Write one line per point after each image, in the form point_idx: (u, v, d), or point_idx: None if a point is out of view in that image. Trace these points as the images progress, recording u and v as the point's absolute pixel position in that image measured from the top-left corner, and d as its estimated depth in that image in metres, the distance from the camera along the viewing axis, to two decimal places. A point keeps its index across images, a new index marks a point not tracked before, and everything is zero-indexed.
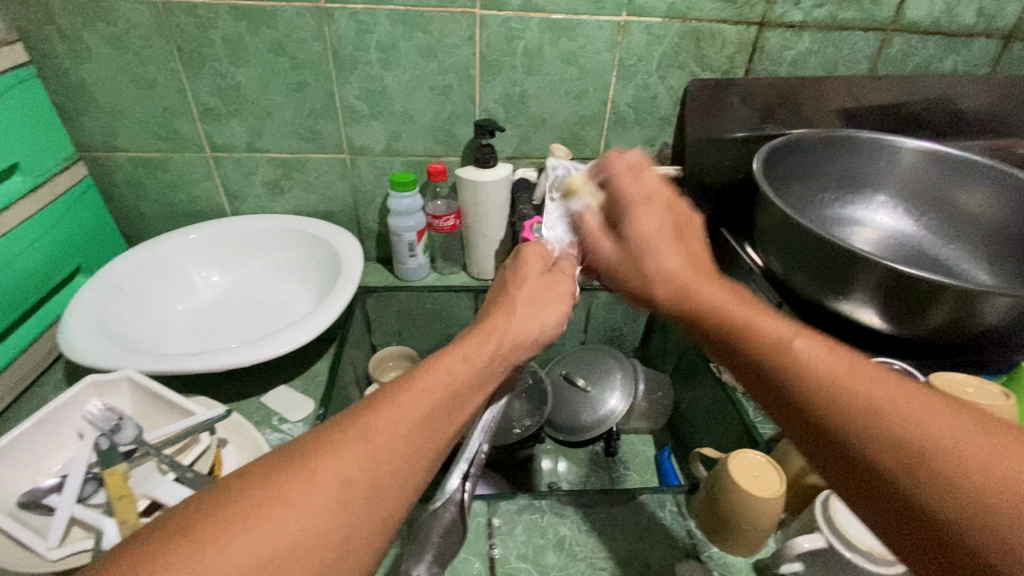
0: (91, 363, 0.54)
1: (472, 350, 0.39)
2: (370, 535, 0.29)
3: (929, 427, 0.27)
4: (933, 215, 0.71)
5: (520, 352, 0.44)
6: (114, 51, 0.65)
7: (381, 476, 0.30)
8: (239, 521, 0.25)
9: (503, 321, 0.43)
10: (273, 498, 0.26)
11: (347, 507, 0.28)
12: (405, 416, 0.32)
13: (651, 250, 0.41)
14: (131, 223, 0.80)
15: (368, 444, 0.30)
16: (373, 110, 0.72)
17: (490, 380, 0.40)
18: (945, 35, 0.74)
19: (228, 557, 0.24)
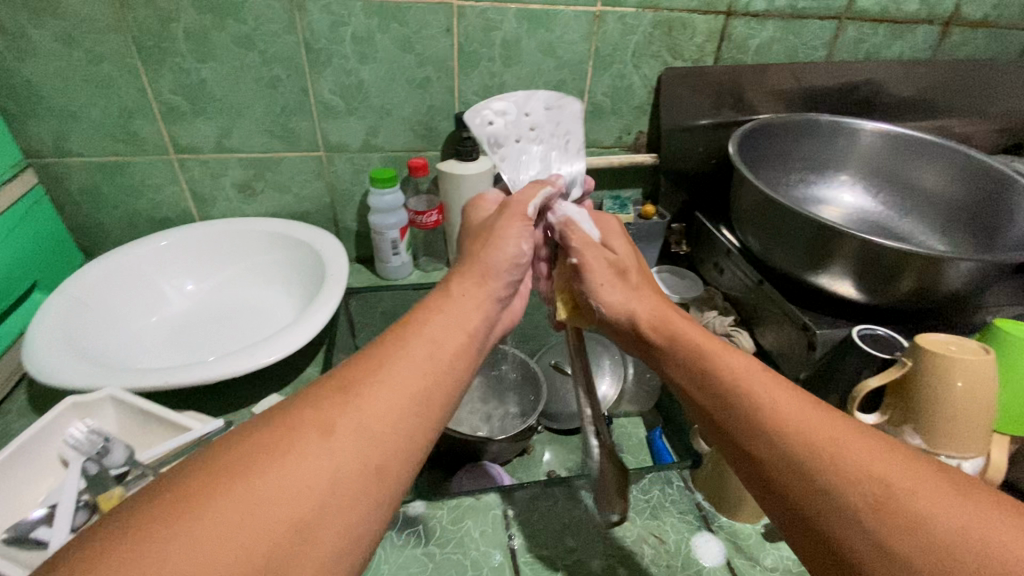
0: (62, 382, 0.51)
1: (447, 300, 0.39)
2: (365, 480, 0.28)
3: (877, 467, 0.28)
4: (891, 191, 0.76)
5: (496, 282, 0.43)
6: (66, 49, 0.60)
7: (368, 421, 0.30)
8: (230, 477, 0.26)
9: (475, 266, 0.43)
10: (259, 448, 0.27)
11: (332, 452, 0.28)
12: (387, 368, 0.32)
13: (632, 280, 0.48)
14: (88, 234, 0.74)
15: (351, 396, 0.30)
16: (348, 105, 0.70)
17: (470, 321, 0.38)
18: (892, 22, 0.79)
19: (216, 505, 0.24)
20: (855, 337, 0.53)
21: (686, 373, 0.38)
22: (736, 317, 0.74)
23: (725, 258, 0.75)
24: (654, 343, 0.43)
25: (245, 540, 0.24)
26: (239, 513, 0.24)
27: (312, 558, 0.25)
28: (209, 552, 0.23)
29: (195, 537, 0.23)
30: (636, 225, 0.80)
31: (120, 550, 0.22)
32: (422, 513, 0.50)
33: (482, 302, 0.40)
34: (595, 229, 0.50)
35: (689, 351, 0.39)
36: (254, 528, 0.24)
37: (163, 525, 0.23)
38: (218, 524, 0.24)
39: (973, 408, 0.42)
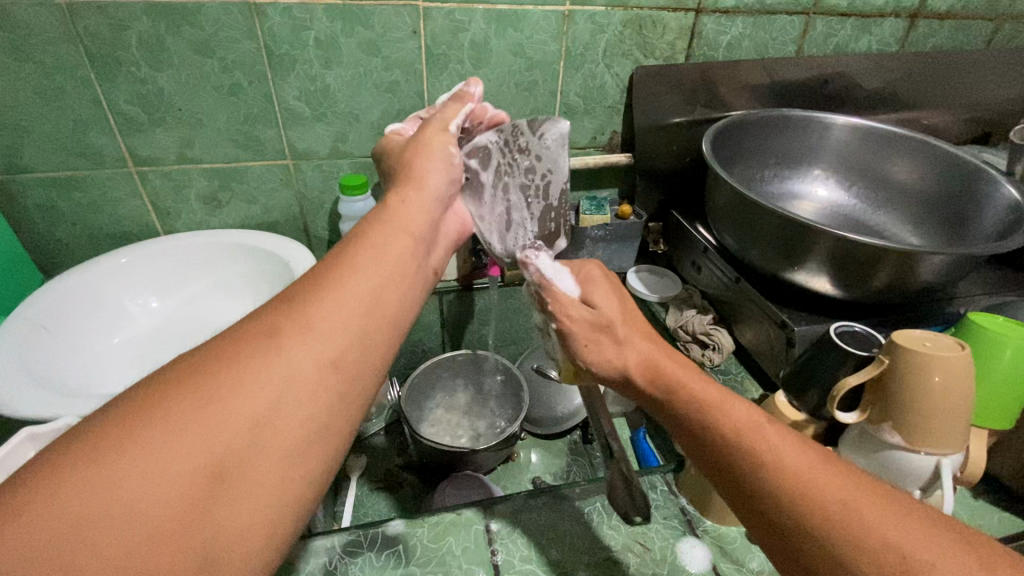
0: (17, 412, 0.48)
1: (388, 210, 0.40)
2: (322, 372, 0.29)
3: (893, 536, 0.27)
4: (862, 184, 0.76)
5: (434, 183, 0.44)
6: (13, 61, 0.57)
7: (318, 321, 0.30)
8: (188, 383, 0.26)
9: (412, 179, 0.43)
10: (214, 357, 0.27)
11: (285, 353, 0.28)
12: (334, 279, 0.32)
13: (621, 332, 0.42)
14: (47, 252, 0.71)
15: (300, 304, 0.30)
16: (315, 111, 0.68)
17: (411, 228, 0.39)
18: (859, 16, 0.79)
19: (176, 408, 0.25)
20: (833, 336, 0.52)
21: (689, 423, 0.37)
22: (714, 315, 0.73)
23: (702, 256, 0.75)
24: (650, 392, 0.40)
25: (211, 436, 0.25)
26: (198, 415, 0.25)
27: (278, 446, 0.27)
28: (171, 449, 0.24)
29: (159, 436, 0.24)
30: (614, 226, 0.79)
31: (81, 460, 0.23)
32: (401, 532, 0.48)
33: (423, 207, 0.42)
34: (575, 285, 0.44)
35: (690, 402, 0.37)
36: (216, 421, 0.25)
37: (127, 425, 0.24)
38: (179, 424, 0.24)
39: (953, 417, 0.42)
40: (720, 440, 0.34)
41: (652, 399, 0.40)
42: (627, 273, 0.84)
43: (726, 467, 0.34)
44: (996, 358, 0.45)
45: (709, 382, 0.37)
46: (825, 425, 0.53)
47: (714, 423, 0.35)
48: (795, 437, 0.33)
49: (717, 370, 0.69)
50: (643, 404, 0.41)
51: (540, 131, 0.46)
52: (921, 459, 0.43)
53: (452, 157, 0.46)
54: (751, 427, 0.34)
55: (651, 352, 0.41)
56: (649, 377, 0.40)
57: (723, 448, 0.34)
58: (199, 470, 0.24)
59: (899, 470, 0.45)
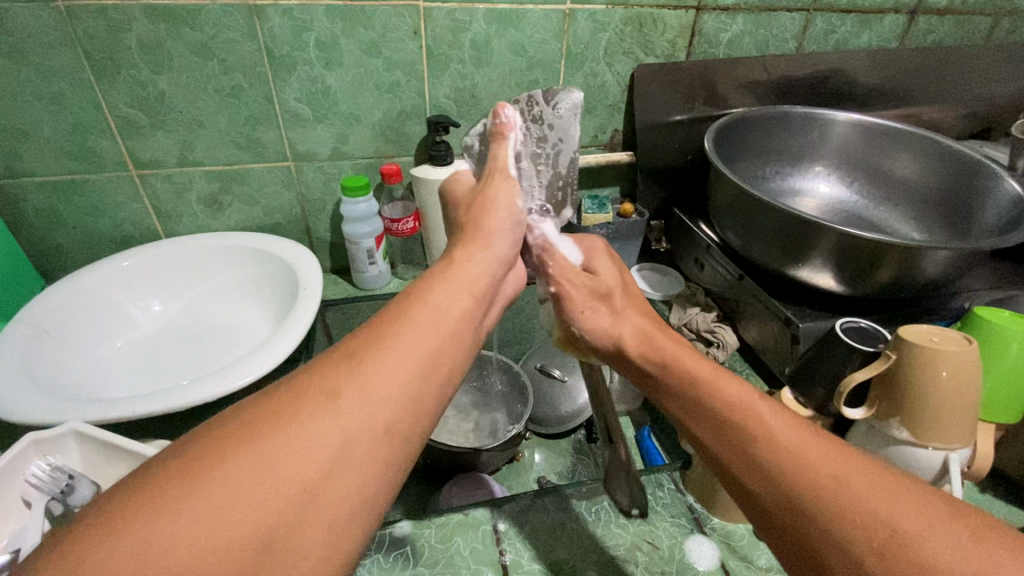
0: (20, 416, 0.48)
1: (451, 269, 0.40)
2: (376, 442, 0.28)
3: (881, 508, 0.27)
4: (864, 181, 0.76)
5: (498, 244, 0.44)
6: (12, 64, 0.57)
7: (376, 384, 0.29)
8: (246, 443, 0.25)
9: (479, 238, 0.43)
10: (271, 411, 0.27)
11: (343, 413, 0.28)
12: (395, 338, 0.32)
13: (617, 303, 0.50)
14: (48, 257, 0.71)
15: (361, 362, 0.30)
16: (316, 112, 0.67)
17: (471, 287, 0.39)
18: (860, 12, 0.79)
19: (233, 470, 0.24)
20: (837, 331, 0.52)
21: (685, 401, 0.38)
22: (718, 312, 0.73)
23: (704, 253, 0.75)
24: (646, 367, 0.43)
25: (263, 501, 0.24)
26: (254, 480, 0.24)
27: (326, 515, 0.25)
28: (224, 514, 0.23)
29: (215, 496, 0.23)
30: (616, 224, 0.79)
31: (135, 514, 0.22)
32: (409, 533, 0.48)
33: (485, 264, 0.42)
34: (573, 255, 0.53)
35: (687, 381, 0.39)
36: (271, 487, 0.24)
37: (183, 485, 0.23)
38: (234, 490, 0.24)
39: (955, 402, 0.42)
40: (713, 418, 0.36)
41: (647, 373, 0.43)
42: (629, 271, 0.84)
43: (716, 443, 0.35)
44: (1003, 351, 0.45)
45: (712, 367, 0.39)
46: (831, 421, 0.53)
47: (709, 403, 0.36)
48: (788, 416, 0.34)
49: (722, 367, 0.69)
50: (634, 377, 0.45)
51: (554, 102, 0.56)
52: (928, 455, 0.44)
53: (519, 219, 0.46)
54: (744, 405, 0.35)
55: (641, 327, 0.47)
56: (641, 349, 0.45)
57: (717, 426, 0.35)
58: (247, 535, 0.23)
59: (907, 463, 0.44)
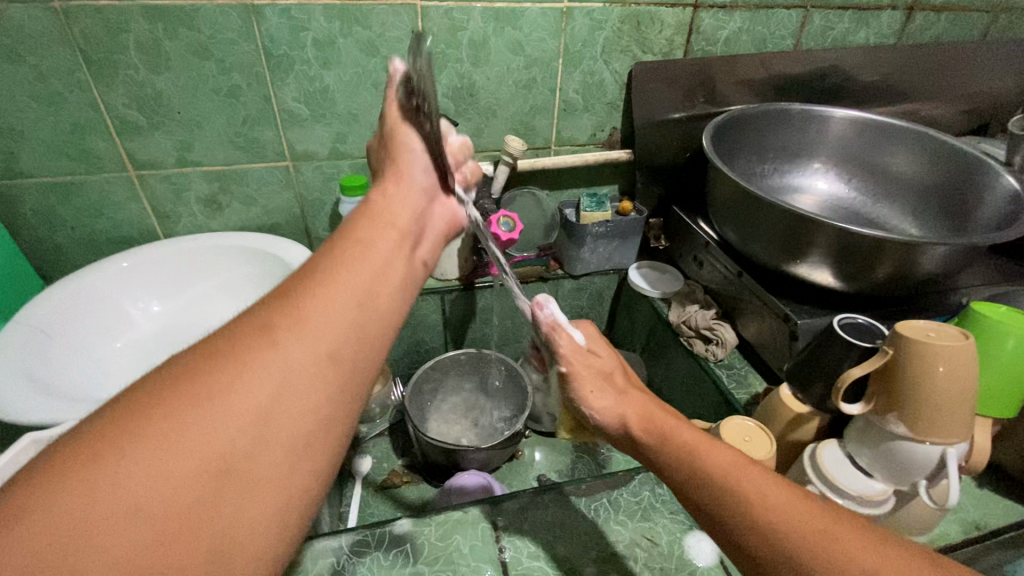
0: (22, 419, 0.48)
1: (370, 212, 0.41)
2: (317, 367, 0.29)
3: (870, 562, 0.28)
4: (862, 177, 0.76)
5: (413, 180, 0.44)
6: (9, 65, 0.57)
7: (309, 316, 0.30)
8: (187, 381, 0.26)
9: (395, 178, 0.44)
10: (210, 353, 0.28)
11: (279, 346, 0.28)
12: (325, 276, 0.33)
13: (620, 382, 0.45)
14: (47, 258, 0.71)
15: (290, 302, 0.31)
16: (314, 112, 0.67)
17: (393, 225, 0.40)
18: (857, 8, 0.79)
19: (176, 404, 0.25)
20: (835, 326, 0.52)
21: (678, 468, 0.37)
22: (717, 309, 0.73)
23: (703, 251, 0.75)
24: (646, 443, 0.40)
25: (213, 432, 0.25)
26: (198, 409, 0.25)
27: (280, 437, 0.27)
28: (174, 444, 0.24)
29: (157, 434, 0.24)
30: (614, 222, 0.79)
31: (86, 464, 0.23)
32: (409, 531, 0.48)
33: (406, 201, 0.43)
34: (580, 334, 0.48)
35: (674, 447, 0.38)
36: (217, 414, 0.26)
37: (125, 426, 0.24)
38: (181, 419, 0.25)
39: (952, 405, 0.42)
40: (706, 484, 0.35)
41: (643, 446, 0.40)
42: (628, 269, 0.84)
43: (710, 507, 0.34)
44: (1000, 346, 0.45)
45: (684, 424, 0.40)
46: (829, 417, 0.53)
47: (700, 469, 0.36)
48: (772, 474, 0.34)
49: (721, 365, 0.69)
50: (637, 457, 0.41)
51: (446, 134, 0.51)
52: (926, 450, 0.43)
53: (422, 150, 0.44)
54: (731, 465, 0.35)
55: (642, 400, 0.43)
56: (636, 416, 0.42)
57: (709, 490, 0.35)
58: (199, 459, 0.24)
59: (904, 462, 0.44)
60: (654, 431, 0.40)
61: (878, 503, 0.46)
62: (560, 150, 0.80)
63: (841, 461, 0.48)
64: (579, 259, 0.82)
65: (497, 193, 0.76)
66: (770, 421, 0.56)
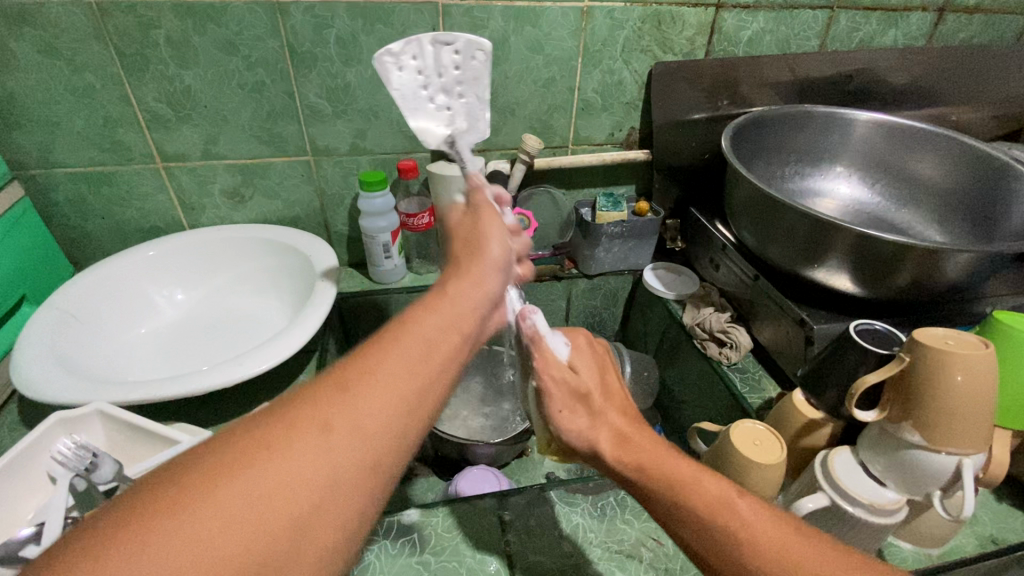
0: (52, 397, 0.50)
1: (445, 296, 0.37)
2: (361, 478, 0.27)
3: None
4: (887, 182, 0.75)
5: (492, 282, 0.40)
6: (45, 58, 0.60)
7: (366, 418, 0.28)
8: (229, 475, 0.25)
9: (474, 260, 0.41)
10: (258, 446, 0.26)
11: (329, 450, 0.27)
12: (385, 365, 0.30)
13: (597, 403, 0.43)
14: (78, 246, 0.74)
15: (348, 394, 0.29)
16: (336, 108, 0.69)
17: (468, 316, 0.37)
18: (886, 10, 0.78)
19: (216, 503, 0.24)
20: (851, 332, 0.52)
21: (671, 509, 0.37)
22: (732, 313, 0.72)
23: (720, 253, 0.74)
24: (627, 478, 0.40)
25: (244, 545, 0.23)
26: (239, 514, 0.24)
27: (309, 553, 0.25)
28: (205, 554, 0.22)
29: (191, 537, 0.23)
30: (630, 222, 0.78)
31: (110, 551, 0.22)
32: (416, 521, 0.49)
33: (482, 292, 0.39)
34: (564, 346, 0.46)
35: (665, 482, 0.37)
36: (255, 526, 0.24)
37: (163, 520, 0.23)
38: (218, 524, 0.23)
39: (971, 417, 0.41)
40: (698, 522, 0.35)
41: (626, 478, 0.40)
42: (643, 270, 0.84)
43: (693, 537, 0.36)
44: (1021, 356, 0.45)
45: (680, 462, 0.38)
46: (843, 424, 0.53)
47: (689, 503, 0.36)
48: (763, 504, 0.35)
49: (734, 368, 0.68)
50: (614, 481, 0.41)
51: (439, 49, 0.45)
52: (941, 460, 0.43)
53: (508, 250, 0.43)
54: (723, 503, 0.35)
55: (623, 432, 0.42)
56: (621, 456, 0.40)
57: (698, 525, 0.35)
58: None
59: (919, 470, 0.44)
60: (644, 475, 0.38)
61: (891, 513, 0.44)
62: (578, 150, 0.80)
63: (852, 469, 0.47)
64: (593, 259, 0.82)
65: (514, 191, 0.76)
66: (780, 426, 0.55)
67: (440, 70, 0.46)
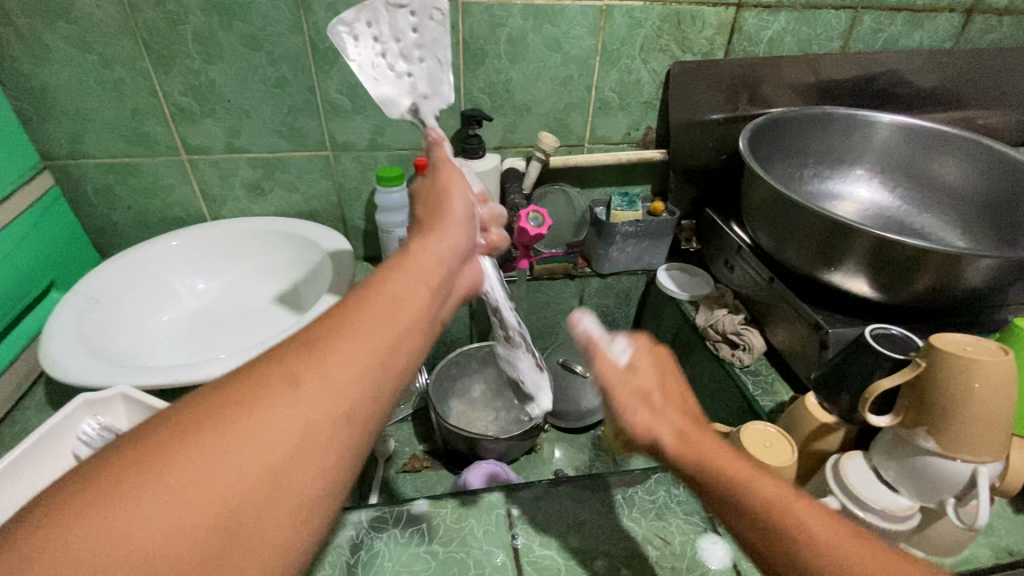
0: (78, 380, 0.52)
1: (407, 257, 0.38)
2: (334, 427, 0.28)
3: None
4: (908, 185, 0.74)
5: (455, 236, 0.42)
6: (78, 52, 0.61)
7: (334, 369, 0.29)
8: (199, 430, 0.25)
9: (437, 228, 0.42)
10: (228, 402, 0.27)
11: (298, 400, 0.27)
12: (351, 322, 0.31)
13: (657, 402, 0.43)
14: (104, 235, 0.76)
15: (316, 348, 0.30)
16: (355, 104, 0.70)
17: (432, 274, 0.38)
18: (911, 11, 0.76)
19: (187, 457, 0.24)
20: (867, 337, 0.51)
21: (736, 509, 0.36)
22: (746, 315, 0.72)
23: (735, 255, 0.74)
24: (687, 471, 0.39)
25: (217, 493, 0.24)
26: (210, 464, 0.25)
27: (283, 504, 0.26)
28: (178, 502, 0.23)
29: (162, 488, 0.23)
30: (645, 222, 0.78)
31: (88, 504, 0.23)
32: (425, 511, 0.50)
33: (445, 254, 0.40)
34: (623, 353, 0.46)
35: (726, 484, 0.36)
36: (228, 474, 0.25)
37: (136, 474, 0.24)
38: (190, 473, 0.24)
39: (988, 424, 0.41)
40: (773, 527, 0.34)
41: (686, 476, 0.39)
42: (657, 270, 0.83)
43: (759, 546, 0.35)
44: None
45: (743, 461, 0.37)
46: (857, 429, 0.52)
47: (750, 501, 0.35)
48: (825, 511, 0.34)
49: (746, 371, 0.68)
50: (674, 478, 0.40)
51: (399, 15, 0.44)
52: (956, 467, 0.42)
53: (468, 210, 0.45)
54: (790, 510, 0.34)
55: (686, 427, 0.40)
56: (682, 452, 0.39)
57: (768, 530, 0.34)
58: (203, 521, 0.24)
59: (933, 478, 0.43)
60: (706, 475, 0.37)
61: (897, 521, 0.44)
62: (594, 148, 0.80)
63: (864, 473, 0.46)
64: (606, 258, 0.82)
65: (528, 189, 0.78)
66: (792, 429, 0.55)
67: (399, 34, 0.45)
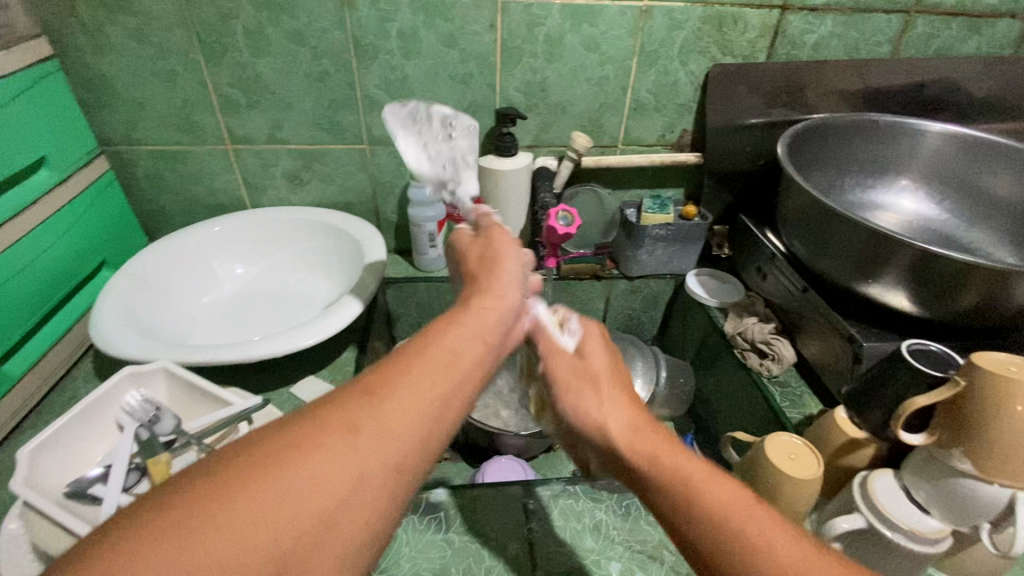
0: (122, 353, 0.55)
1: (467, 311, 0.38)
2: (387, 478, 0.28)
3: None
4: (955, 197, 0.71)
5: (513, 294, 0.41)
6: (136, 43, 0.65)
7: (394, 421, 0.29)
8: (259, 473, 0.25)
9: (489, 284, 0.41)
10: (289, 445, 0.27)
11: (359, 449, 0.27)
12: (408, 374, 0.31)
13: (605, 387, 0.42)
14: (153, 218, 0.80)
15: (377, 397, 0.30)
16: (392, 99, 0.71)
17: (490, 330, 0.37)
18: (969, 16, 0.73)
19: (245, 500, 0.24)
20: (902, 351, 0.49)
21: (672, 498, 0.35)
22: (777, 325, 0.70)
23: (768, 263, 0.72)
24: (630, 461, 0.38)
25: (271, 538, 0.24)
26: (266, 510, 0.24)
27: (332, 551, 0.25)
28: (231, 545, 0.23)
29: (218, 534, 0.23)
30: (676, 225, 0.77)
31: (148, 538, 0.22)
32: (444, 500, 0.50)
33: (503, 308, 0.40)
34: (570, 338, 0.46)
35: (669, 477, 0.35)
36: (283, 521, 0.24)
37: (194, 515, 0.23)
38: (248, 520, 0.24)
39: None
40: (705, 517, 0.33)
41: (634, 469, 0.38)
42: (686, 275, 0.82)
43: (676, 522, 0.34)
44: None
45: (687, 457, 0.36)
46: (887, 446, 0.50)
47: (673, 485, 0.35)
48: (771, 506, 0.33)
49: (775, 381, 0.67)
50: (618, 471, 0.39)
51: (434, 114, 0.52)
52: (992, 491, 0.41)
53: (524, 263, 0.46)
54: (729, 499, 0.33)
55: (631, 422, 0.40)
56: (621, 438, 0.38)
57: (701, 519, 0.33)
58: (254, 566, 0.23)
59: (967, 500, 0.41)
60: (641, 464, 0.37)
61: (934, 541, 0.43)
62: (627, 150, 0.80)
63: (892, 491, 0.45)
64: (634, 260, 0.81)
65: (559, 188, 0.78)
66: (818, 443, 0.54)
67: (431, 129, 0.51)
